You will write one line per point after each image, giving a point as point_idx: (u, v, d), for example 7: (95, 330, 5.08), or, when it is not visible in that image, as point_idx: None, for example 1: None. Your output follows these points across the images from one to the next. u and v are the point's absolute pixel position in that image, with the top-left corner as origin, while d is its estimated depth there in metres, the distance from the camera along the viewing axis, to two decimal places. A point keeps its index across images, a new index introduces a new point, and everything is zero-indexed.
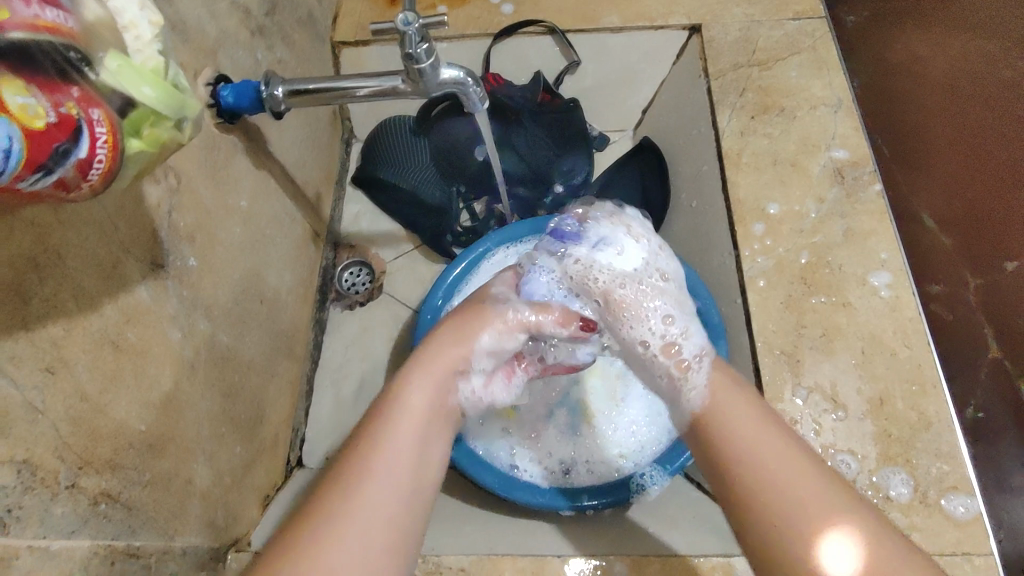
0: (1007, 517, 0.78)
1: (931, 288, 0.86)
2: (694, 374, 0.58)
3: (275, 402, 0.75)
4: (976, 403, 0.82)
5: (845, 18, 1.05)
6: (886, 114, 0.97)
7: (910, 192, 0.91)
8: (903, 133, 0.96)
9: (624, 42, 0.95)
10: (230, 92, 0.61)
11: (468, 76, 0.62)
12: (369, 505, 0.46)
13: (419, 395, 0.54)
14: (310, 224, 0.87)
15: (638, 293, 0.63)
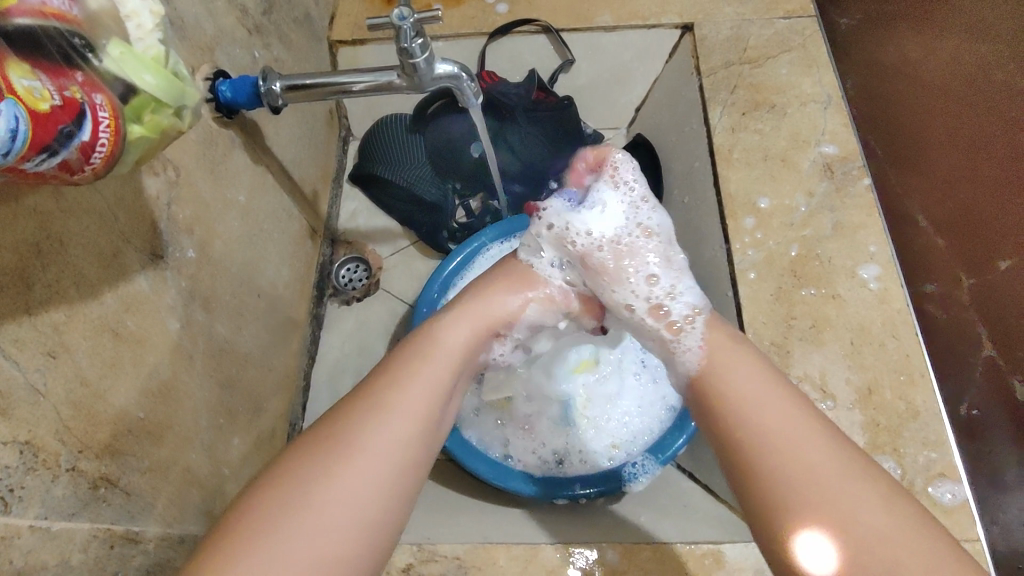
0: (1004, 518, 0.75)
1: (928, 287, 0.83)
2: (685, 337, 0.58)
3: (272, 395, 0.76)
4: (970, 402, 0.77)
5: (838, 20, 1.02)
6: (881, 116, 0.94)
7: (902, 194, 0.88)
8: (899, 134, 0.93)
9: (617, 41, 0.97)
10: (229, 87, 0.62)
11: (462, 72, 0.63)
12: (388, 427, 0.49)
13: (454, 336, 0.57)
14: (307, 220, 0.88)
15: (626, 256, 0.62)
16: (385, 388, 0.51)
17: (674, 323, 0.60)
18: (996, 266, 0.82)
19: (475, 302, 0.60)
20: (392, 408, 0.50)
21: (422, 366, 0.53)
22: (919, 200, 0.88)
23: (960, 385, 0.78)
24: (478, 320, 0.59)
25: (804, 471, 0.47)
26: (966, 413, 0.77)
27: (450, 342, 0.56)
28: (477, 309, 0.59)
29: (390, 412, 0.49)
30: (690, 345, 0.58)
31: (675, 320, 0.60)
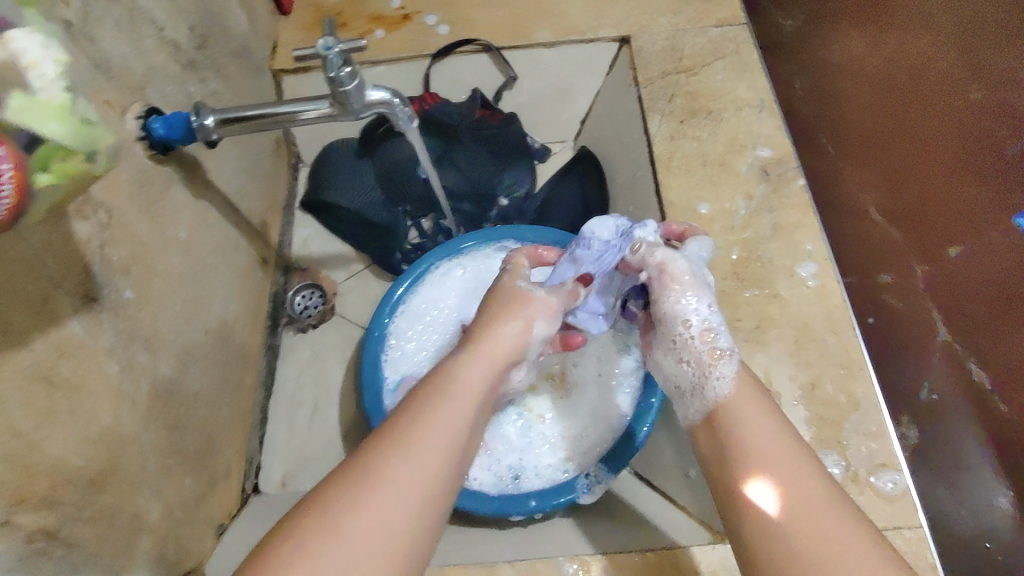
0: (969, 496, 0.81)
1: (883, 277, 0.91)
2: (722, 365, 0.56)
3: (225, 431, 0.75)
4: (928, 384, 0.85)
5: (783, 22, 1.13)
6: (833, 115, 1.02)
7: (856, 189, 0.96)
8: (848, 133, 1.00)
9: (557, 56, 0.98)
10: (161, 124, 0.61)
11: (395, 97, 0.64)
12: (415, 459, 0.44)
13: (472, 371, 0.52)
14: (257, 251, 0.88)
15: (693, 282, 0.60)
16: (410, 422, 0.47)
17: (710, 351, 0.57)
18: (947, 254, 0.87)
19: (491, 337, 0.56)
20: (418, 439, 0.45)
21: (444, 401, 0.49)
22: (872, 194, 0.95)
23: (917, 371, 0.86)
24: (495, 359, 0.55)
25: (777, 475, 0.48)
26: (926, 398, 0.85)
27: (471, 377, 0.52)
28: (489, 344, 0.55)
29: (416, 439, 0.45)
30: (722, 372, 0.56)
31: (715, 346, 0.57)
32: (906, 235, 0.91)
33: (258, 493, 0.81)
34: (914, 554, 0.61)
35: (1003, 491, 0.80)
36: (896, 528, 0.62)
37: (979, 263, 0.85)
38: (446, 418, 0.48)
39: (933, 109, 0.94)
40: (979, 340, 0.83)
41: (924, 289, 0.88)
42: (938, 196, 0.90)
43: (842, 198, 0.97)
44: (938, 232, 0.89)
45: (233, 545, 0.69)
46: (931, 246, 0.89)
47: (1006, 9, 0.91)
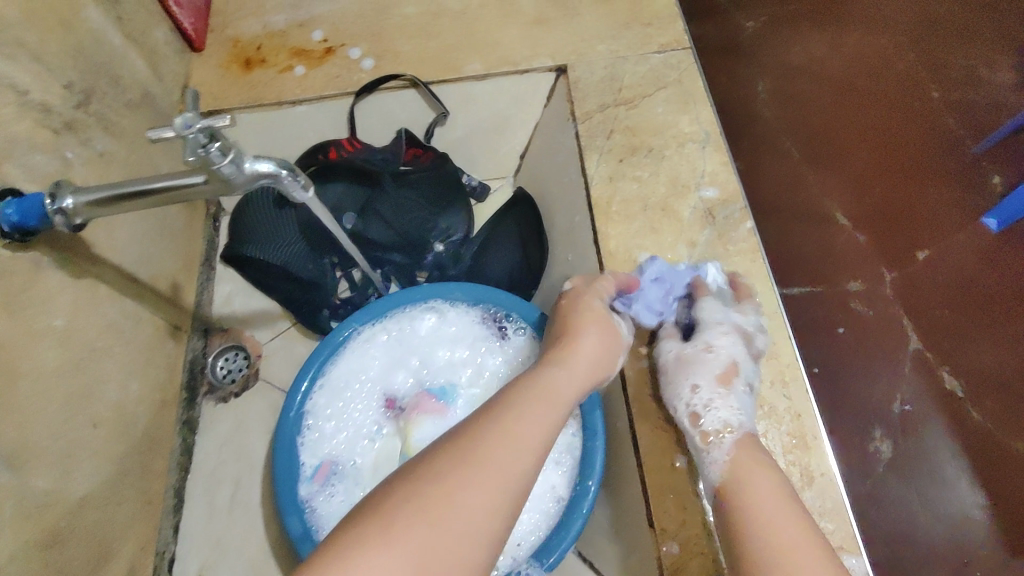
0: (941, 505, 0.89)
1: (852, 285, 1.01)
2: (715, 449, 0.58)
3: (135, 527, 0.68)
4: (901, 398, 0.94)
5: (745, 25, 1.26)
6: (810, 121, 1.13)
7: (821, 194, 1.07)
8: (817, 139, 1.12)
9: (490, 89, 0.92)
10: (15, 210, 0.54)
11: (282, 167, 0.57)
12: (513, 450, 0.45)
13: (563, 381, 0.54)
14: (167, 317, 0.80)
15: (692, 368, 0.63)
16: (509, 416, 0.47)
17: (712, 427, 0.59)
18: (917, 257, 1.00)
19: (572, 349, 0.59)
20: (516, 430, 0.46)
21: (537, 398, 0.50)
22: (838, 199, 1.06)
23: (889, 384, 0.94)
24: (581, 373, 0.57)
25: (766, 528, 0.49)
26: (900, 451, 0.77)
27: (560, 385, 0.54)
28: (576, 359, 0.57)
29: (516, 422, 0.47)
30: (722, 448, 0.58)
31: (722, 423, 0.59)
32: (874, 240, 1.03)
33: None
34: None
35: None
36: None
37: (936, 268, 0.99)
38: (541, 415, 0.49)
39: (901, 118, 1.09)
40: (939, 339, 0.96)
41: (891, 293, 0.99)
42: (901, 198, 1.04)
43: (812, 205, 1.07)
44: (904, 237, 1.02)
45: None
46: (896, 250, 1.01)
47: (898, 44, 1.16)
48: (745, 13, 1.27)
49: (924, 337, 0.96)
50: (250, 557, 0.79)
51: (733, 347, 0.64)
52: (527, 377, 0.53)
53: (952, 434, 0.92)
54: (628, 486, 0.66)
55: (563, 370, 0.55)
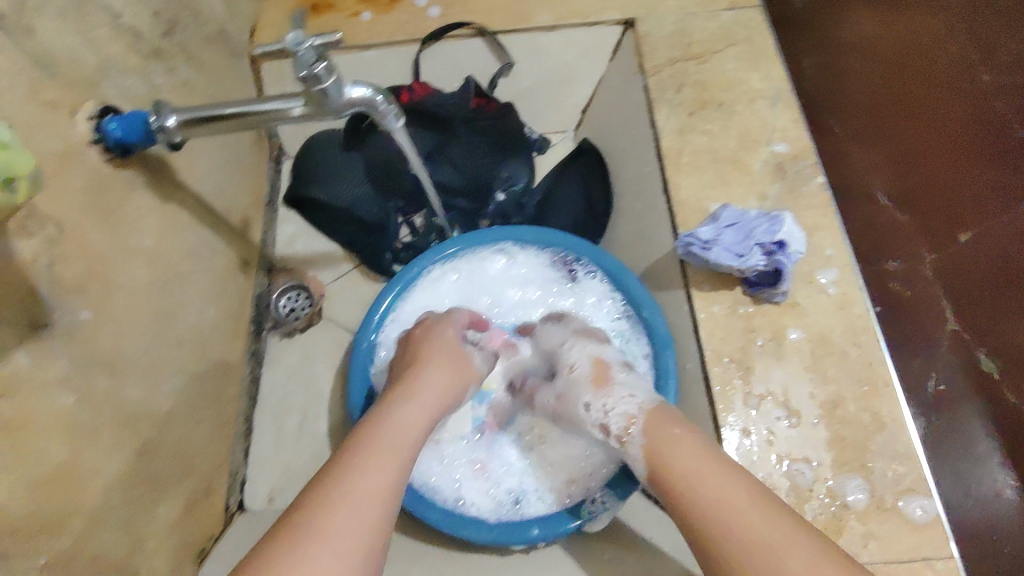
0: None
1: (890, 264, 0.81)
2: (631, 438, 0.57)
3: (204, 449, 0.70)
4: (934, 377, 0.75)
5: None
6: (834, 87, 0.92)
7: (862, 168, 0.86)
8: (858, 106, 0.90)
9: (558, 41, 0.92)
10: (119, 126, 0.55)
11: (377, 94, 0.58)
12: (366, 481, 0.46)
13: (414, 404, 0.55)
14: (238, 253, 0.82)
15: (574, 393, 0.64)
16: (360, 450, 0.48)
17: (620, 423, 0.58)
18: (957, 240, 0.79)
19: (424, 370, 0.59)
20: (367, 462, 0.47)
21: (388, 418, 0.52)
22: (879, 172, 0.86)
23: (921, 362, 0.76)
24: (430, 392, 0.57)
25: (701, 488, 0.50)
26: (935, 389, 0.75)
27: (406, 409, 0.54)
28: (420, 383, 0.58)
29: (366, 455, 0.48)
30: (633, 441, 0.57)
31: (626, 417, 0.58)
32: (915, 220, 0.82)
33: (244, 509, 0.78)
34: None
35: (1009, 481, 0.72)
36: (922, 559, 0.58)
37: (981, 250, 0.78)
38: (389, 435, 0.50)
39: (923, 83, 0.87)
40: (973, 313, 0.76)
41: (932, 273, 0.79)
42: (943, 174, 0.82)
43: (847, 180, 0.86)
44: (944, 213, 0.81)
45: None
46: (940, 230, 0.80)
47: None
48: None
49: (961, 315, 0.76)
50: None
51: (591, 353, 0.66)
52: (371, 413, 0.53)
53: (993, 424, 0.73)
54: (700, 427, 0.68)
55: (410, 398, 0.56)
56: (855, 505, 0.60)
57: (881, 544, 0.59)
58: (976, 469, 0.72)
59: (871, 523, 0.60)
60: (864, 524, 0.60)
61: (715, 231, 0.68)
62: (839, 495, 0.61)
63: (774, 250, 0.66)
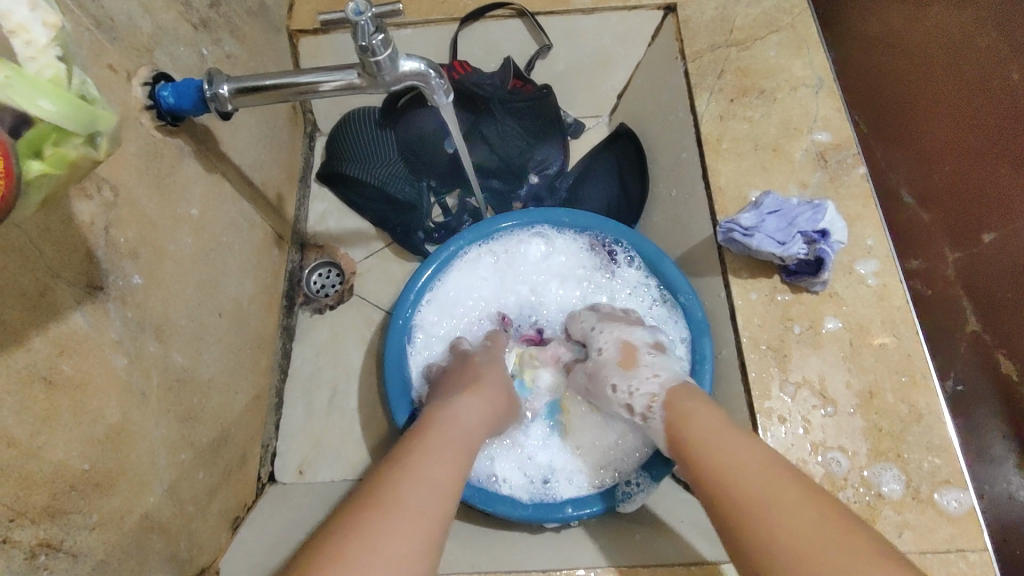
0: None
1: (911, 263, 0.78)
2: (652, 420, 0.60)
3: (241, 419, 0.71)
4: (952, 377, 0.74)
5: None
6: (860, 88, 0.88)
7: (885, 167, 0.83)
8: (882, 109, 0.86)
9: (596, 24, 0.91)
10: (171, 92, 0.55)
11: (430, 68, 0.58)
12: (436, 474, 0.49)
13: (471, 412, 0.58)
14: (273, 227, 0.83)
15: (602, 373, 0.67)
16: (426, 449, 0.51)
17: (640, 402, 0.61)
18: (981, 239, 0.75)
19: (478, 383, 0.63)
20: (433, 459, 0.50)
21: (450, 421, 0.56)
22: (901, 172, 0.82)
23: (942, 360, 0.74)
24: (484, 401, 0.61)
25: (727, 471, 0.49)
26: (951, 389, 0.74)
27: (463, 415, 0.57)
28: (479, 390, 0.62)
29: (433, 451, 0.51)
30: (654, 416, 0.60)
31: (648, 395, 0.61)
32: (940, 217, 0.79)
33: (274, 481, 0.79)
34: None
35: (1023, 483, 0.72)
36: (957, 550, 0.58)
37: (1005, 251, 0.73)
38: (453, 437, 0.54)
39: (950, 75, 0.80)
40: (997, 318, 0.73)
41: (953, 275, 0.77)
42: (971, 174, 0.76)
43: (879, 178, 0.83)
44: (974, 210, 0.76)
45: (248, 540, 0.67)
46: (962, 227, 0.76)
47: None
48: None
49: (984, 319, 0.74)
50: (347, 457, 0.83)
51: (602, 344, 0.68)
52: (430, 417, 0.57)
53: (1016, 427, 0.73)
54: (735, 414, 0.68)
55: (468, 400, 0.60)
56: (890, 495, 0.61)
57: (916, 535, 0.59)
58: (993, 470, 0.73)
59: (906, 513, 0.60)
60: (899, 514, 0.60)
61: (757, 218, 0.68)
62: (874, 485, 0.61)
63: (817, 238, 0.66)
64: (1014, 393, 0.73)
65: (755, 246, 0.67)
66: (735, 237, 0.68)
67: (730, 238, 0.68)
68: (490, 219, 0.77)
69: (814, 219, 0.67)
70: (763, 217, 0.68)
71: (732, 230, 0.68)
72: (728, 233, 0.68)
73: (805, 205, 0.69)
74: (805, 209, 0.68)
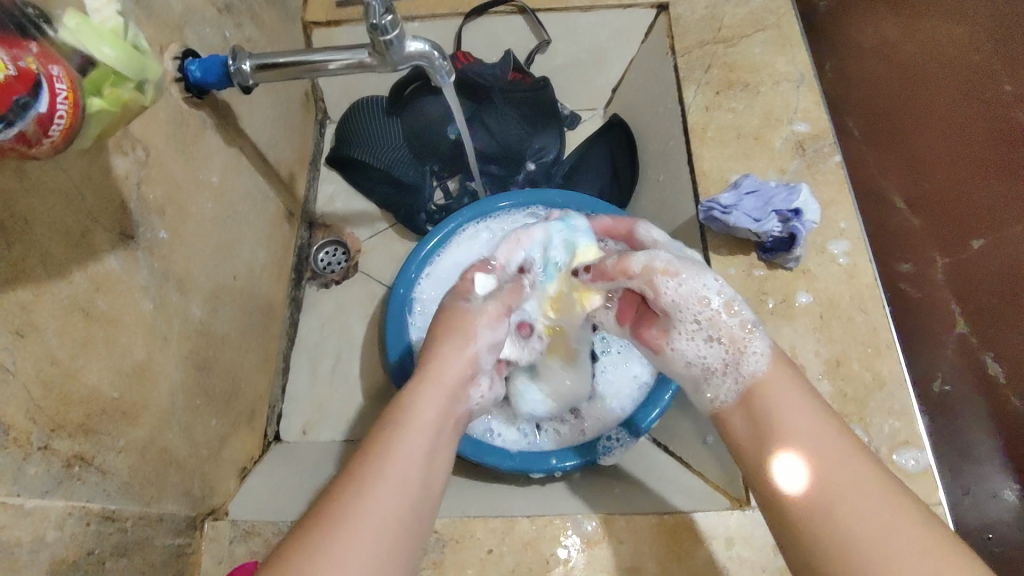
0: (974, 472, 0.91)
1: (902, 266, 0.84)
2: (754, 339, 0.56)
3: (251, 377, 0.76)
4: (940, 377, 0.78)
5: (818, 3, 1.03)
6: (856, 95, 0.94)
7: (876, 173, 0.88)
8: (877, 118, 0.90)
9: (593, 21, 0.97)
10: (199, 67, 0.61)
11: (434, 50, 0.64)
12: (389, 485, 0.46)
13: (431, 403, 0.54)
14: (284, 203, 0.88)
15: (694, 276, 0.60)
16: (374, 460, 0.48)
17: (730, 330, 0.57)
18: (970, 245, 0.77)
19: (454, 357, 0.58)
20: (389, 470, 0.47)
21: (411, 418, 0.52)
22: (895, 178, 0.86)
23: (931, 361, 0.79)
24: (449, 386, 0.56)
25: (818, 465, 0.48)
26: (938, 390, 0.78)
27: (428, 408, 0.53)
28: (440, 373, 0.56)
29: (387, 459, 0.48)
30: (756, 346, 0.56)
31: (738, 319, 0.57)
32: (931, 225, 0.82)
33: (279, 441, 0.84)
34: None
35: (1009, 484, 0.72)
36: None
37: (991, 260, 0.75)
38: (411, 439, 0.50)
39: (941, 89, 0.82)
40: (983, 320, 0.75)
41: (942, 279, 0.80)
42: (958, 185, 0.79)
43: (867, 182, 0.90)
44: (956, 221, 0.79)
45: (255, 487, 0.71)
46: (953, 234, 0.79)
47: None
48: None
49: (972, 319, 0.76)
50: (348, 421, 0.88)
51: (667, 284, 0.58)
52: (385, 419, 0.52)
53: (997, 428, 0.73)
54: None
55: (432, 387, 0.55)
56: None
57: None
58: (972, 469, 0.74)
59: None
60: None
61: (735, 198, 0.74)
62: None
63: (790, 217, 0.71)
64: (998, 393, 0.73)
65: (732, 224, 0.72)
66: (715, 216, 0.73)
67: (711, 216, 0.73)
68: (487, 199, 0.84)
69: (788, 201, 0.72)
70: (742, 198, 0.74)
71: (712, 208, 0.74)
72: (709, 211, 0.74)
73: (781, 188, 0.74)
74: (781, 192, 0.74)
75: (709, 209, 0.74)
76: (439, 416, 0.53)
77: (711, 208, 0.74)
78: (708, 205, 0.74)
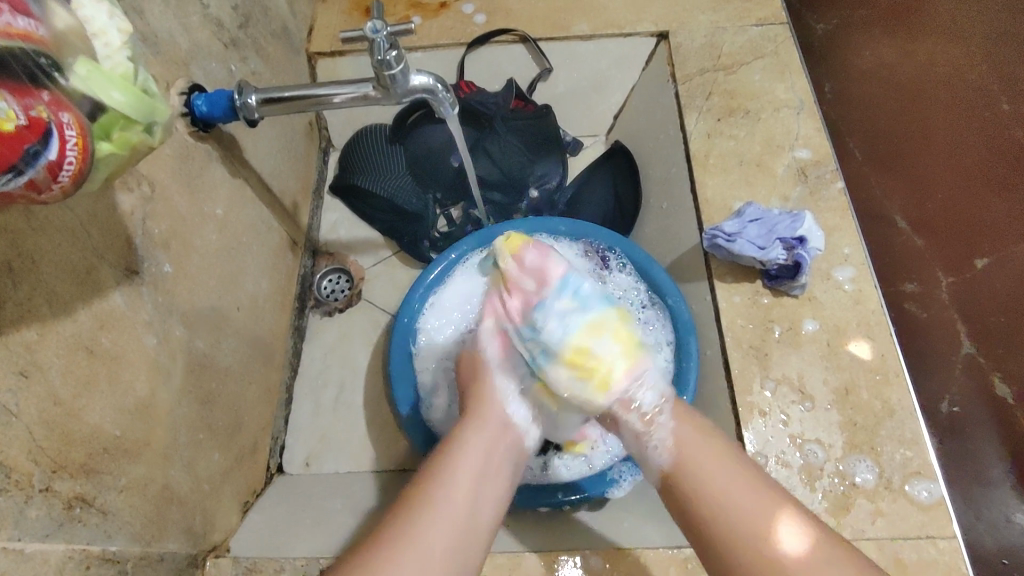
0: None
1: (906, 286, 0.82)
2: (658, 429, 0.60)
3: (254, 409, 0.76)
4: (950, 399, 0.76)
5: (813, 25, 1.00)
6: (855, 119, 0.93)
7: (880, 196, 0.87)
8: (876, 138, 0.91)
9: (594, 50, 0.98)
10: (204, 101, 0.61)
11: (438, 83, 0.65)
12: (424, 560, 0.50)
13: (460, 481, 0.55)
14: (288, 233, 0.88)
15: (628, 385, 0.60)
16: (422, 492, 0.55)
17: (633, 423, 0.60)
18: (974, 264, 0.81)
19: (477, 431, 0.60)
20: (435, 504, 0.53)
21: (449, 471, 0.56)
22: (896, 198, 0.87)
23: (941, 382, 0.77)
24: (495, 428, 0.61)
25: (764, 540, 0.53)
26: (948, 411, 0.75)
27: (474, 448, 0.58)
28: (484, 419, 0.62)
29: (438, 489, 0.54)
30: (662, 423, 0.60)
31: (639, 411, 0.60)
32: (932, 246, 0.83)
33: (282, 473, 0.83)
34: (947, 563, 0.60)
35: (1019, 507, 0.74)
36: (928, 537, 0.61)
37: (1001, 276, 0.79)
38: (454, 480, 0.55)
39: (945, 111, 0.88)
40: (993, 341, 0.77)
41: (946, 299, 0.81)
42: (968, 202, 0.83)
43: (870, 205, 0.86)
44: (961, 240, 0.82)
45: (258, 521, 0.70)
46: (956, 254, 0.82)
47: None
48: (811, 10, 1.02)
49: (978, 339, 0.78)
50: (352, 450, 0.87)
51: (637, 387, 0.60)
52: (437, 456, 0.59)
53: (1004, 445, 0.75)
54: (720, 407, 0.73)
55: (476, 427, 0.61)
56: (863, 485, 0.64)
57: (888, 521, 0.62)
58: (990, 494, 0.73)
59: (879, 502, 0.63)
60: (872, 502, 0.63)
61: (739, 225, 0.74)
62: (849, 475, 0.65)
63: (794, 245, 0.71)
64: (1006, 412, 0.76)
65: (733, 251, 0.72)
66: (718, 243, 0.74)
67: (712, 243, 0.74)
68: (491, 228, 0.84)
69: (790, 229, 0.73)
70: (746, 225, 0.74)
71: (714, 235, 0.74)
72: (712, 239, 0.74)
73: (784, 217, 0.74)
74: (783, 220, 0.74)
75: (711, 236, 0.74)
76: (488, 449, 0.59)
77: (714, 235, 0.74)
78: (711, 231, 0.74)
